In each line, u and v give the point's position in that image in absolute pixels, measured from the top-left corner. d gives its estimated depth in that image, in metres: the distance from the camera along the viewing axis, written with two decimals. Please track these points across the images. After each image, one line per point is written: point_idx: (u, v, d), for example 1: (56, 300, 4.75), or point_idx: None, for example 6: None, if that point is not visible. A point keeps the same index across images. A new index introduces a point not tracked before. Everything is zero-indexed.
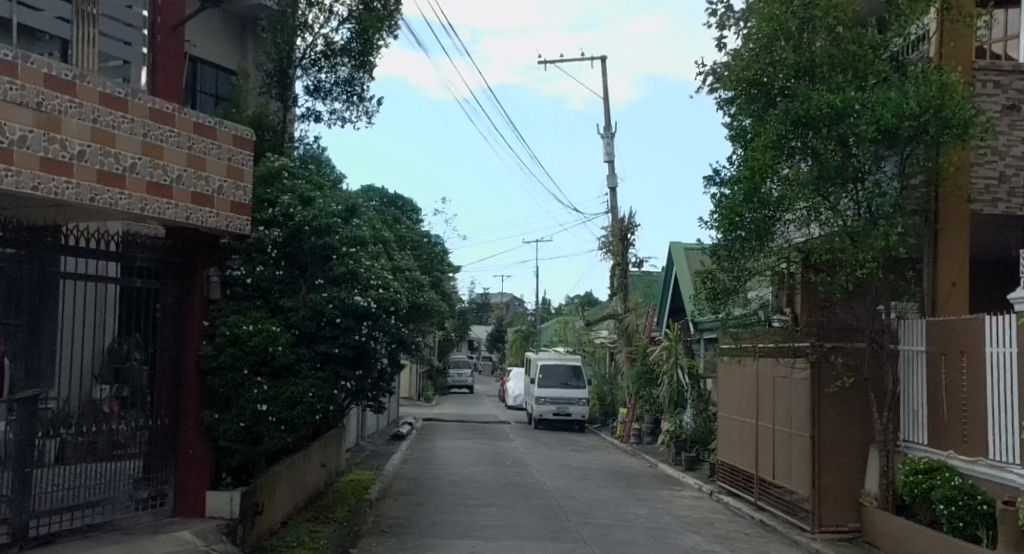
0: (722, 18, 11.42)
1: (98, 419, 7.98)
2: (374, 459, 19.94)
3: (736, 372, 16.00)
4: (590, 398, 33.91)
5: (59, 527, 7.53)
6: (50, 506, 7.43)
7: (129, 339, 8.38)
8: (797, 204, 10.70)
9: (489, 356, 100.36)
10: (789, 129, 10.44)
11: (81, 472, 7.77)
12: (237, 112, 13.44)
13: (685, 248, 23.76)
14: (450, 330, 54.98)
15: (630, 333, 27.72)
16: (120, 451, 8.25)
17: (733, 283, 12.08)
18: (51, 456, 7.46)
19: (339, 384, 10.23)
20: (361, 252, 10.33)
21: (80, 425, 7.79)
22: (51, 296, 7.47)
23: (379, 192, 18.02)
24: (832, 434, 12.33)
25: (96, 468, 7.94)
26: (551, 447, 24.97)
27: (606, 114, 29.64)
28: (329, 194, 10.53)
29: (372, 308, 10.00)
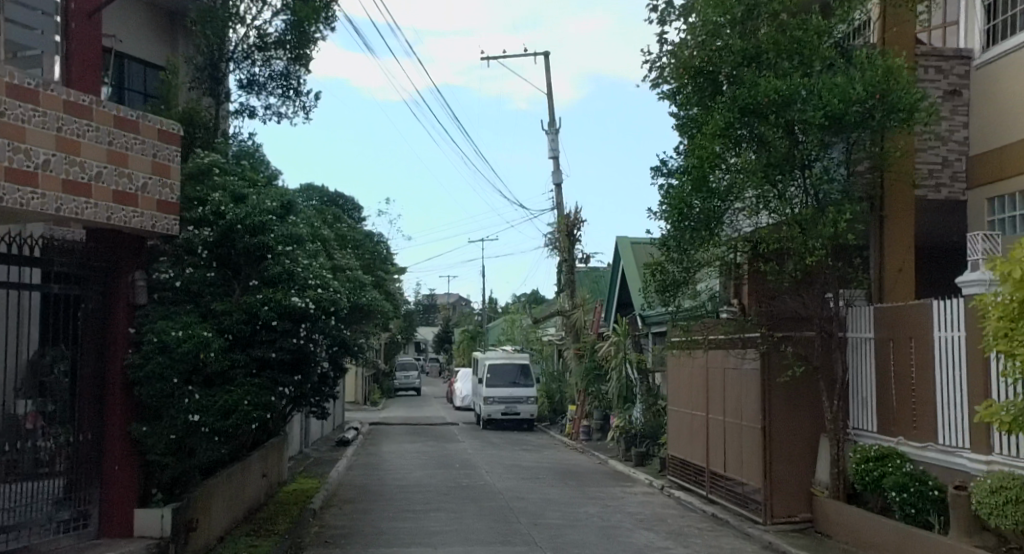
0: (663, 11, 11.24)
1: (20, 437, 7.45)
2: (318, 466, 19.36)
3: (684, 364, 15.84)
4: (539, 396, 33.67)
5: None
6: None
7: (54, 349, 7.86)
8: (746, 191, 10.55)
9: (435, 357, 99.66)
10: (736, 116, 10.23)
11: (1, 493, 7.21)
12: (165, 108, 12.84)
13: (632, 242, 23.64)
14: (396, 331, 54.39)
15: (577, 329, 27.56)
16: (44, 470, 7.70)
17: (682, 275, 11.90)
18: None
19: (278, 390, 9.74)
20: (298, 251, 9.91)
21: (1, 443, 7.27)
22: None
23: (319, 190, 17.50)
24: (783, 425, 12.22)
25: (19, 488, 7.38)
26: (500, 448, 24.64)
27: (550, 110, 29.47)
28: (263, 190, 10.08)
29: (311, 309, 9.61)
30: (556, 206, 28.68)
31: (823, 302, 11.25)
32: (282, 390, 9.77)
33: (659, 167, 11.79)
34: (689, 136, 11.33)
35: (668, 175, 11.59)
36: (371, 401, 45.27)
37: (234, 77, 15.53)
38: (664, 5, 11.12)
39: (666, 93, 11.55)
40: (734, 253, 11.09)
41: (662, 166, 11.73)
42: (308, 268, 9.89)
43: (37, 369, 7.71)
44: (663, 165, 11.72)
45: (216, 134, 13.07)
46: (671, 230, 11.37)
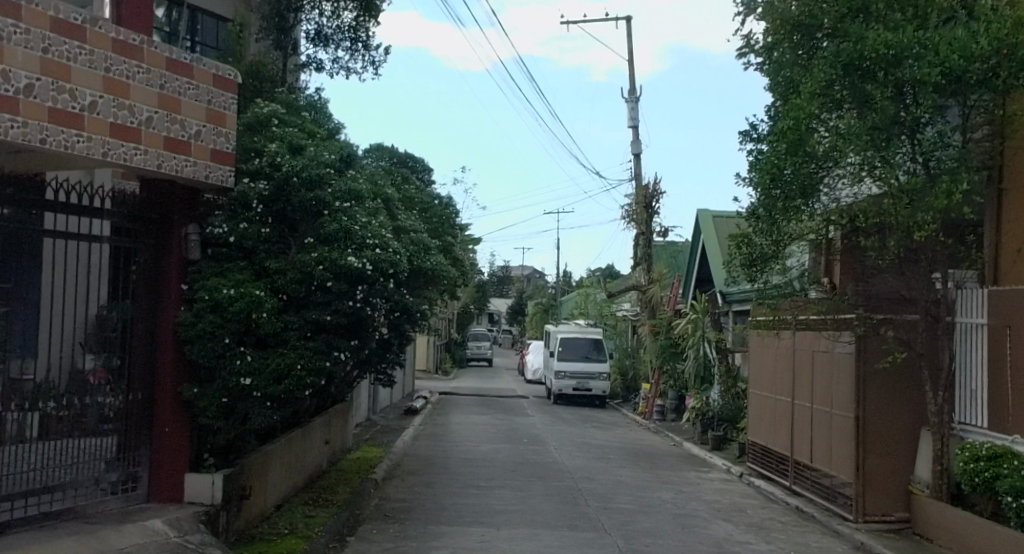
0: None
1: (84, 391, 7.25)
2: (384, 435, 19.02)
3: (768, 346, 14.90)
4: (612, 372, 32.86)
5: (32, 511, 6.77)
6: (26, 487, 6.71)
7: (118, 306, 7.60)
8: (848, 155, 9.39)
9: (509, 329, 99.47)
10: (838, 74, 9.24)
11: (63, 448, 7.03)
12: (233, 61, 12.43)
13: (714, 215, 22.56)
14: (468, 302, 54.18)
15: (654, 305, 26.64)
16: (103, 427, 7.47)
17: (771, 248, 10.96)
18: (34, 430, 6.77)
19: (333, 355, 9.10)
20: (357, 208, 9.27)
21: (65, 397, 7.08)
22: (33, 256, 6.81)
23: (388, 150, 17.03)
24: (880, 415, 11.25)
25: (79, 444, 7.17)
26: (570, 423, 24.01)
27: (630, 77, 28.45)
28: (322, 143, 9.56)
29: (368, 270, 8.89)
30: (635, 178, 27.68)
31: (928, 280, 10.25)
32: (339, 356, 9.15)
33: (747, 131, 10.86)
34: (783, 99, 10.31)
35: (757, 140, 10.64)
36: (442, 370, 45.10)
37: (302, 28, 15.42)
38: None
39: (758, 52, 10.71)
40: (828, 226, 10.13)
41: (751, 130, 10.78)
42: (368, 226, 9.24)
43: (102, 323, 7.45)
44: (752, 129, 10.76)
45: (283, 88, 12.63)
46: (758, 199, 10.47)
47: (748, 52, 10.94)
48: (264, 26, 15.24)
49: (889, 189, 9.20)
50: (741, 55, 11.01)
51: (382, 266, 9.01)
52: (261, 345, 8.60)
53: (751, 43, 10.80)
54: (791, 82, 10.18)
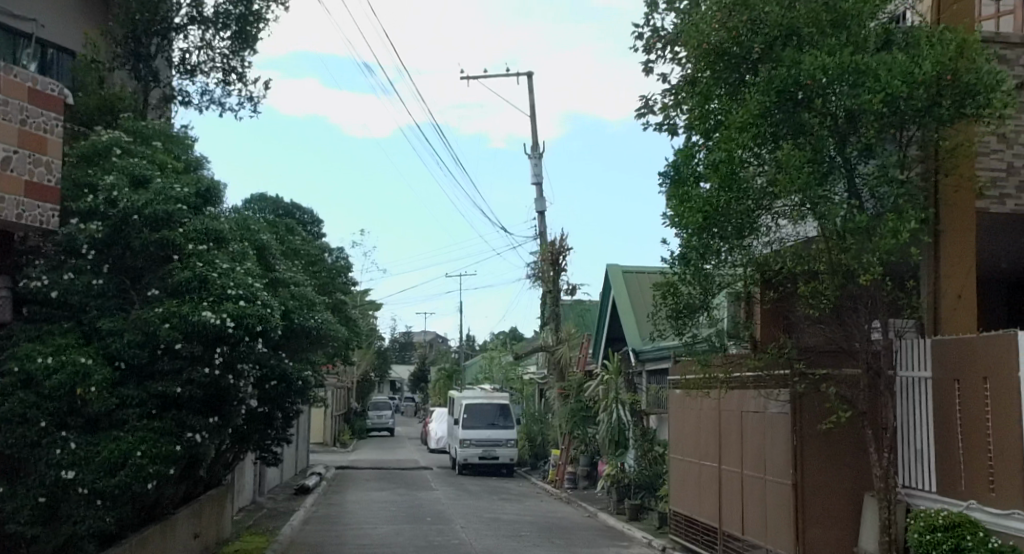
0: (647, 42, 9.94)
1: None
2: (269, 520, 17.02)
3: (692, 407, 13.80)
4: (520, 438, 31.37)
5: None
6: None
7: None
8: (789, 194, 8.34)
9: (412, 396, 96.77)
10: (773, 102, 8.35)
11: None
12: (84, 96, 10.90)
13: (624, 271, 21.67)
14: (368, 369, 52.00)
15: (562, 366, 25.47)
16: None
17: (700, 298, 9.88)
18: None
19: (186, 436, 7.74)
20: (216, 252, 7.97)
21: None
22: None
23: (273, 201, 15.42)
24: (820, 480, 10.17)
25: None
26: (477, 496, 22.34)
27: (534, 131, 27.72)
28: (174, 176, 8.29)
29: (228, 328, 7.39)
30: (540, 235, 26.70)
31: (867, 329, 9.11)
32: (194, 436, 7.76)
33: (665, 173, 9.85)
34: (704, 137, 9.39)
35: (677, 180, 9.67)
36: (341, 442, 42.66)
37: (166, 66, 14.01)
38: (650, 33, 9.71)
39: (669, 104, 9.87)
40: (753, 271, 9.19)
41: (668, 171, 9.79)
42: (229, 274, 7.82)
43: None
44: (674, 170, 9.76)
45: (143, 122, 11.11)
46: (688, 247, 9.39)
47: (648, 112, 9.99)
48: (118, 53, 14.27)
49: (825, 232, 8.33)
50: (639, 116, 10.00)
51: (246, 322, 7.48)
52: (92, 428, 7.25)
53: (650, 101, 9.89)
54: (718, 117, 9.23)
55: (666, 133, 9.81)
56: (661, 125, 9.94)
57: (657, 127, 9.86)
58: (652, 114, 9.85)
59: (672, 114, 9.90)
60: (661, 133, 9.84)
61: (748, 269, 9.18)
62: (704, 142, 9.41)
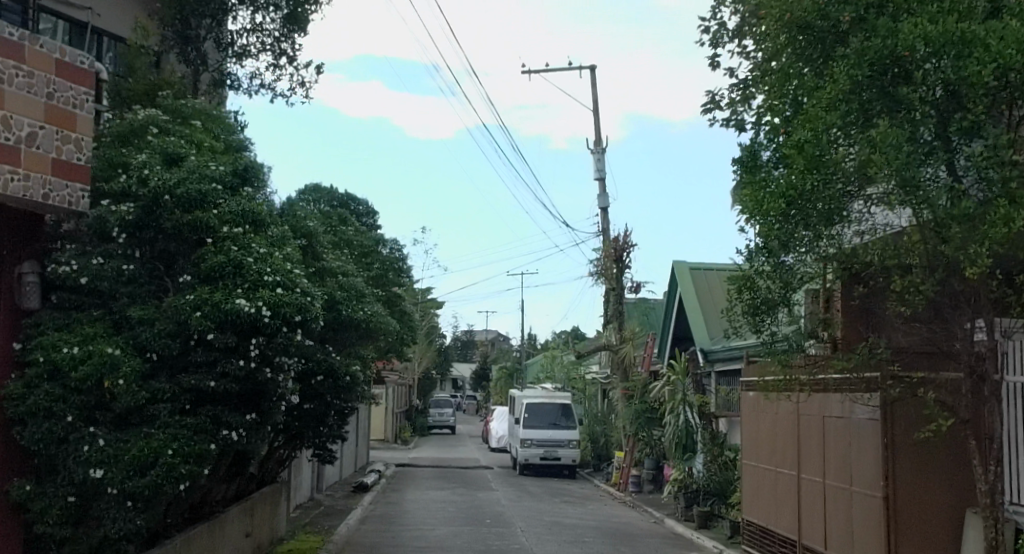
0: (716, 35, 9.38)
1: None
2: (325, 519, 16.57)
3: (767, 410, 12.94)
4: (581, 438, 30.61)
5: None
6: None
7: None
8: (880, 177, 7.30)
9: (472, 395, 96.55)
10: (874, 76, 7.55)
11: None
12: (131, 81, 10.62)
13: (690, 267, 20.77)
14: (428, 365, 51.74)
15: (626, 366, 24.67)
16: None
17: (780, 294, 8.96)
18: None
19: (220, 434, 7.45)
20: (250, 235, 7.77)
21: None
22: None
23: (328, 192, 15.05)
24: (914, 492, 9.29)
25: None
26: (538, 498, 21.68)
27: (597, 124, 26.94)
28: (211, 155, 8.31)
29: (262, 317, 7.19)
30: (603, 231, 25.93)
31: (970, 328, 8.03)
32: (229, 434, 7.54)
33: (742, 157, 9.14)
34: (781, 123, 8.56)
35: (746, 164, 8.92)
36: (401, 439, 42.44)
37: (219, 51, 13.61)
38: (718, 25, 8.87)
39: (738, 97, 9.26)
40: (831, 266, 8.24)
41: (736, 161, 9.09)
42: (267, 259, 7.63)
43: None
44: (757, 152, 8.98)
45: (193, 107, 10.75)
46: (767, 240, 8.40)
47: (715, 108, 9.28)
48: (167, 37, 14.15)
49: (919, 221, 7.30)
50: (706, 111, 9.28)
51: (283, 310, 7.29)
52: (122, 424, 6.95)
53: (718, 96, 9.13)
54: (796, 97, 8.45)
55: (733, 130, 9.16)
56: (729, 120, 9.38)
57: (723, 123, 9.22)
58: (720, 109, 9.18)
59: (741, 108, 9.33)
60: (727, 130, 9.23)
61: (826, 261, 8.19)
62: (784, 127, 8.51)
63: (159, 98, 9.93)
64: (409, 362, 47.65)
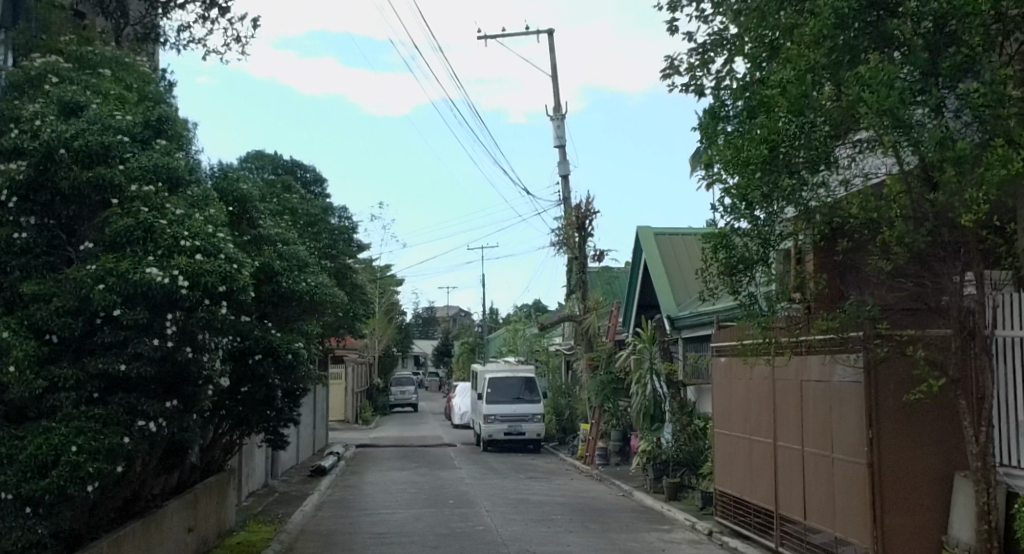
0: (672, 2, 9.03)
1: None
2: (280, 506, 15.78)
3: (740, 376, 12.40)
4: (545, 412, 30.07)
5: None
6: None
7: None
8: (862, 122, 6.64)
9: (434, 371, 95.74)
10: (861, 8, 6.88)
11: None
12: (43, 37, 9.76)
13: (655, 233, 20.34)
14: (388, 343, 50.82)
15: (590, 337, 24.13)
16: None
17: (760, 251, 8.34)
18: None
19: (136, 426, 6.89)
20: (165, 196, 7.28)
21: None
22: None
23: (272, 157, 14.31)
24: (899, 458, 8.79)
25: None
26: (502, 476, 21.07)
27: (555, 90, 26.14)
28: (127, 108, 7.93)
29: (175, 287, 6.63)
30: (564, 200, 25.23)
31: (961, 281, 7.43)
32: (147, 426, 6.96)
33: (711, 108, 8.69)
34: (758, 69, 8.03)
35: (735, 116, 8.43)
36: (362, 419, 41.56)
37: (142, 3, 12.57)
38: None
39: (696, 62, 9.01)
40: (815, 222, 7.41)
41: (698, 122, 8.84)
42: (184, 223, 7.17)
43: None
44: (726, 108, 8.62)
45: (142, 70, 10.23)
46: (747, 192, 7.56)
47: (673, 74, 9.03)
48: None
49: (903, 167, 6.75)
50: (664, 78, 9.05)
51: (203, 280, 6.79)
52: (18, 418, 6.52)
53: (677, 60, 8.89)
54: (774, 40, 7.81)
55: (692, 96, 8.97)
56: (687, 87, 9.03)
57: (682, 90, 9.06)
58: (680, 75, 8.95)
59: (700, 74, 9.03)
60: (687, 96, 9.05)
61: (810, 216, 7.42)
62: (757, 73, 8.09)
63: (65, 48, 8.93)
64: (368, 340, 46.65)
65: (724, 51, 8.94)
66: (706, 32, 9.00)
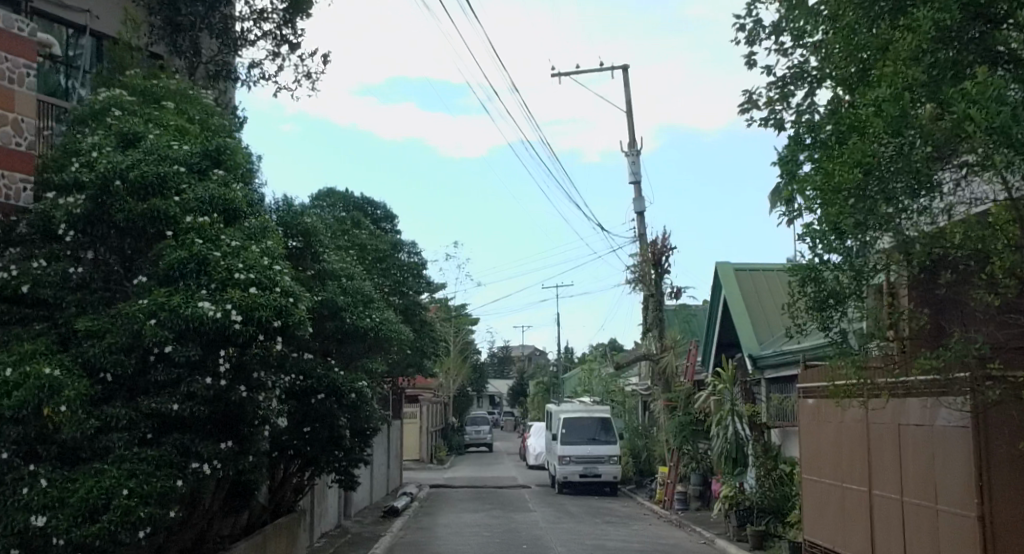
0: (749, 34, 8.55)
1: None
2: (351, 548, 15.55)
3: (830, 418, 11.70)
4: (622, 454, 29.31)
5: None
6: None
7: None
8: (967, 146, 6.17)
9: (510, 411, 95.24)
10: (964, 23, 6.58)
11: None
12: (117, 75, 9.96)
13: (735, 268, 19.67)
14: (463, 383, 50.69)
15: (668, 376, 23.46)
16: None
17: (851, 286, 7.80)
18: None
19: (189, 469, 6.86)
20: (217, 228, 7.28)
21: None
22: None
23: (341, 194, 14.34)
24: (1013, 512, 8.04)
25: None
26: (578, 519, 20.48)
27: (630, 126, 25.81)
28: (189, 141, 8.04)
29: (221, 319, 6.60)
30: (639, 236, 24.77)
31: None
32: (200, 468, 6.93)
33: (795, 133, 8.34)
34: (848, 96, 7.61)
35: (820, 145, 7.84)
36: (438, 458, 41.37)
37: (214, 41, 12.79)
38: (752, 23, 8.31)
39: (776, 95, 8.54)
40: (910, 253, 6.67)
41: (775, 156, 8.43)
42: (240, 255, 7.16)
43: None
44: (811, 133, 8.12)
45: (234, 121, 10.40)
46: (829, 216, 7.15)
47: (751, 109, 8.52)
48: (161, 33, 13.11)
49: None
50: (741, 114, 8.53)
51: (257, 315, 6.69)
52: (72, 460, 6.49)
53: (756, 94, 8.36)
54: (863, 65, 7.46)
55: (773, 130, 8.42)
56: (766, 121, 8.53)
57: (761, 124, 8.52)
58: (759, 109, 8.44)
59: (779, 107, 8.56)
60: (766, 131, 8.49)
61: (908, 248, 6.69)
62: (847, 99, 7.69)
63: (131, 84, 9.00)
64: (442, 379, 46.50)
65: (805, 84, 8.49)
66: (786, 65, 8.55)
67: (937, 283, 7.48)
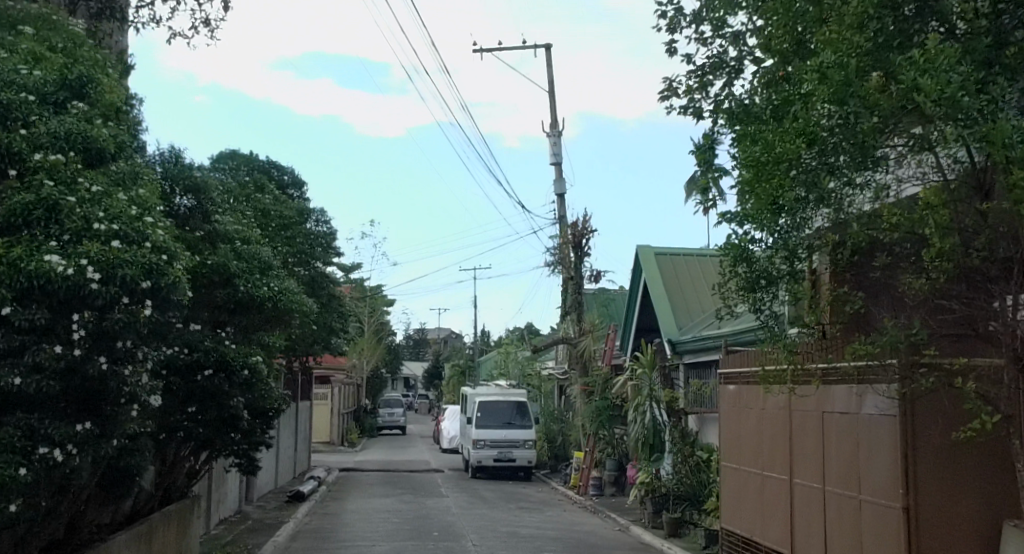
0: (670, 23, 8.27)
1: None
2: (251, 535, 14.67)
3: (752, 405, 11.43)
4: (537, 439, 28.94)
5: None
6: None
7: None
8: (909, 120, 5.76)
9: (425, 394, 94.36)
10: None
11: None
12: None
13: (657, 251, 19.39)
14: (377, 364, 49.66)
15: (586, 360, 23.11)
16: None
17: (786, 267, 7.31)
18: None
19: (35, 456, 6.12)
20: (76, 167, 6.56)
21: None
22: None
23: (245, 159, 13.53)
24: (937, 504, 7.82)
25: None
26: (492, 505, 19.97)
27: (553, 104, 25.28)
28: (41, 67, 7.22)
29: (73, 276, 5.88)
30: (560, 218, 24.31)
31: None
32: (50, 454, 6.17)
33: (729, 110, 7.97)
34: (784, 66, 7.16)
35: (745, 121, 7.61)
36: (349, 441, 40.37)
37: None
38: (674, 10, 8.21)
39: (694, 85, 8.13)
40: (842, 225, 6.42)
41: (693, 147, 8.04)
42: (101, 201, 6.47)
43: None
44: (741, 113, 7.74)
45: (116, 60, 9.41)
46: (753, 194, 6.79)
47: (671, 96, 8.30)
48: None
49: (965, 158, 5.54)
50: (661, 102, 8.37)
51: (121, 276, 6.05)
52: None
53: (675, 80, 8.20)
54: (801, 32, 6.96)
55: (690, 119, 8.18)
56: (686, 111, 8.23)
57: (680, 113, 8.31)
58: (678, 98, 8.21)
59: (699, 96, 8.12)
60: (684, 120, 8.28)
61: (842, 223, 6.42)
62: (783, 69, 7.21)
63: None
64: (355, 360, 45.39)
65: (723, 76, 8.06)
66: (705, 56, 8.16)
67: (870, 266, 7.10)
